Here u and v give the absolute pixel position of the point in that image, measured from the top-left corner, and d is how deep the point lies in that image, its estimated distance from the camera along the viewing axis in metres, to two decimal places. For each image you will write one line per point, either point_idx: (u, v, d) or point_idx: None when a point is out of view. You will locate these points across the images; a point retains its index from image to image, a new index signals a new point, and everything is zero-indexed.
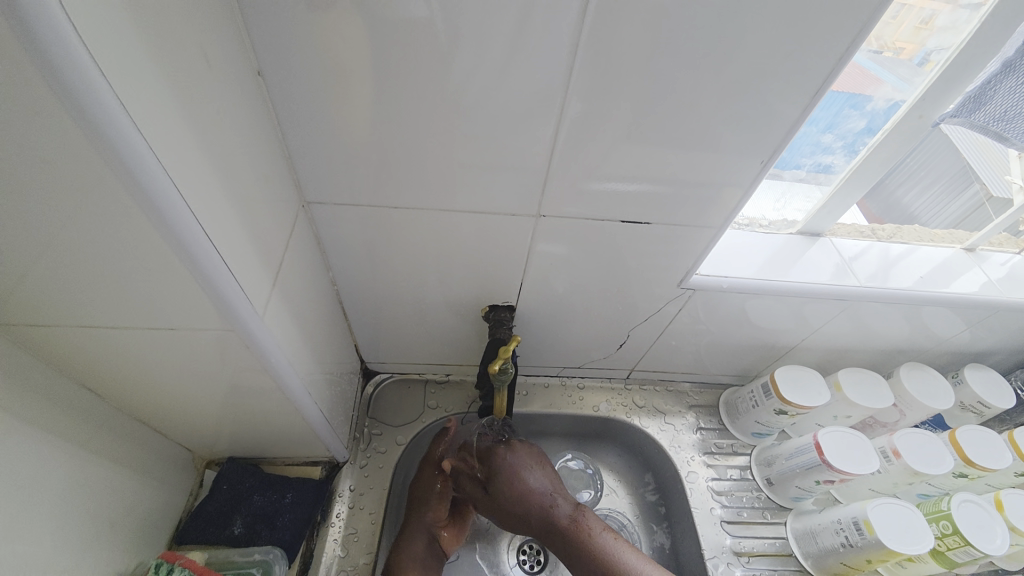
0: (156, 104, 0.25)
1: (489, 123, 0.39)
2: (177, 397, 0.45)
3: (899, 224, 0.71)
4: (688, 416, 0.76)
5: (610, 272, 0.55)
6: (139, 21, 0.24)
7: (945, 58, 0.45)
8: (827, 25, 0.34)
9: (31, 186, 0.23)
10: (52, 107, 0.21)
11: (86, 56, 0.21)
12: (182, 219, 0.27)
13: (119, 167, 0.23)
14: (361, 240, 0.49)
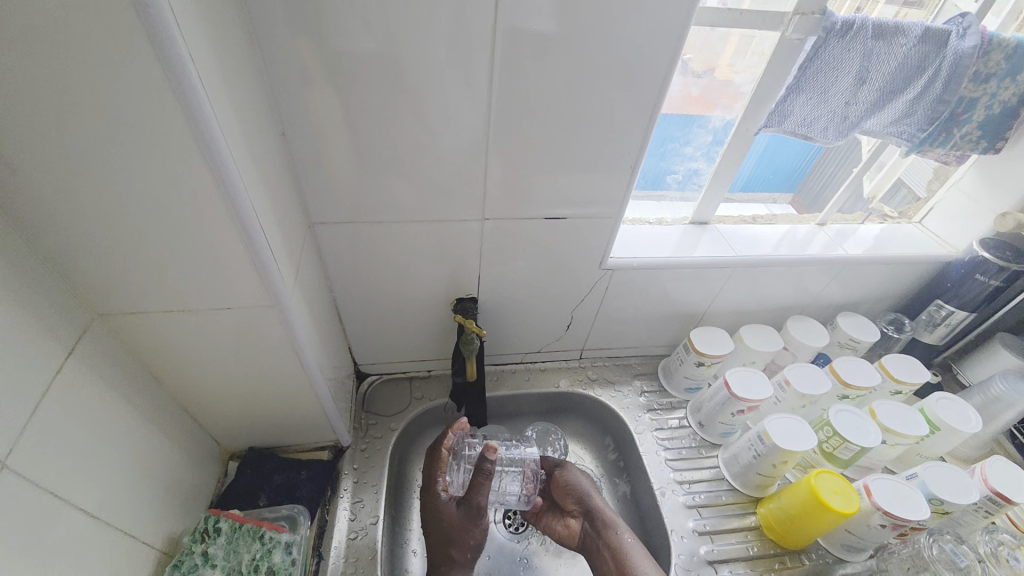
0: (238, 150, 0.40)
1: (442, 153, 0.56)
2: (218, 378, 0.57)
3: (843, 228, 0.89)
4: (634, 383, 0.92)
5: (547, 261, 0.71)
6: (232, 104, 0.39)
7: (749, 89, 0.66)
8: (653, 73, 0.52)
9: (160, 199, 0.38)
10: (181, 150, 0.35)
11: (215, 125, 0.36)
12: (249, 221, 0.41)
13: (221, 187, 0.38)
14: (353, 252, 0.64)
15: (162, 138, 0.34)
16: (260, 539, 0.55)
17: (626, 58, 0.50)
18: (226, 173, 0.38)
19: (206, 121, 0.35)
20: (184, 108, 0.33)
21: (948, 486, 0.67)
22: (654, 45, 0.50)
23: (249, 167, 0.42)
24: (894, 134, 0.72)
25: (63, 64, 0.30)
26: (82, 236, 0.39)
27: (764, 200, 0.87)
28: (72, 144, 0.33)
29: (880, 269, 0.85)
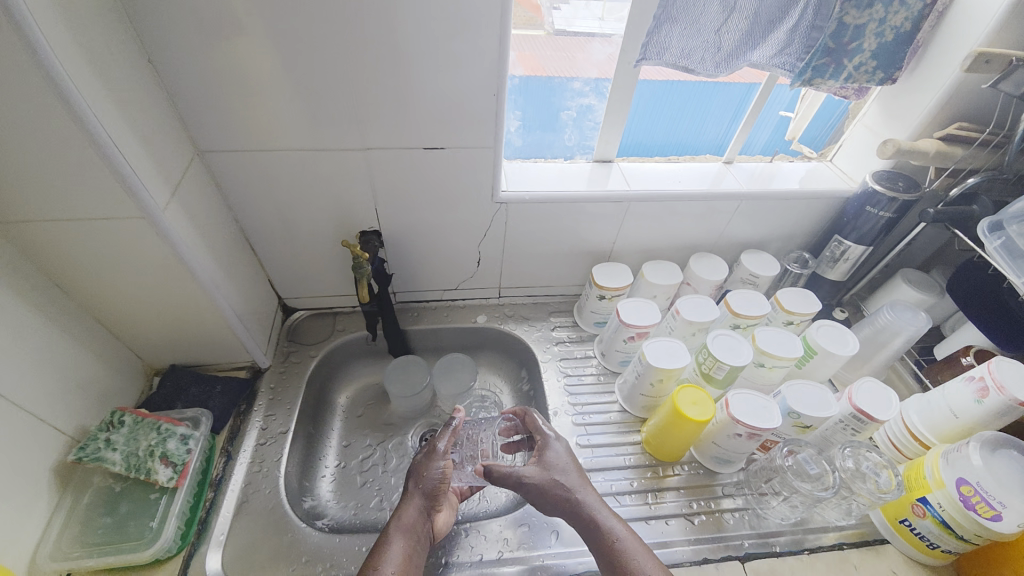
0: (78, 63, 0.44)
1: (310, 81, 0.59)
2: (120, 294, 0.63)
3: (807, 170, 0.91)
4: (549, 319, 0.97)
5: (438, 194, 0.75)
6: (66, 19, 0.43)
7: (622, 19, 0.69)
8: None
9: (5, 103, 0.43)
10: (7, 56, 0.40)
11: (36, 33, 0.40)
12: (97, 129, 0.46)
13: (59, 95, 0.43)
14: (248, 181, 0.69)
15: None
16: (157, 429, 0.63)
17: None
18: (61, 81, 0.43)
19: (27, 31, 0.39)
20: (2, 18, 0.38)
21: (804, 400, 0.70)
22: None
23: (96, 83, 0.47)
24: (779, 66, 0.72)
25: None
26: None
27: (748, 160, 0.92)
28: None
29: (780, 205, 0.87)
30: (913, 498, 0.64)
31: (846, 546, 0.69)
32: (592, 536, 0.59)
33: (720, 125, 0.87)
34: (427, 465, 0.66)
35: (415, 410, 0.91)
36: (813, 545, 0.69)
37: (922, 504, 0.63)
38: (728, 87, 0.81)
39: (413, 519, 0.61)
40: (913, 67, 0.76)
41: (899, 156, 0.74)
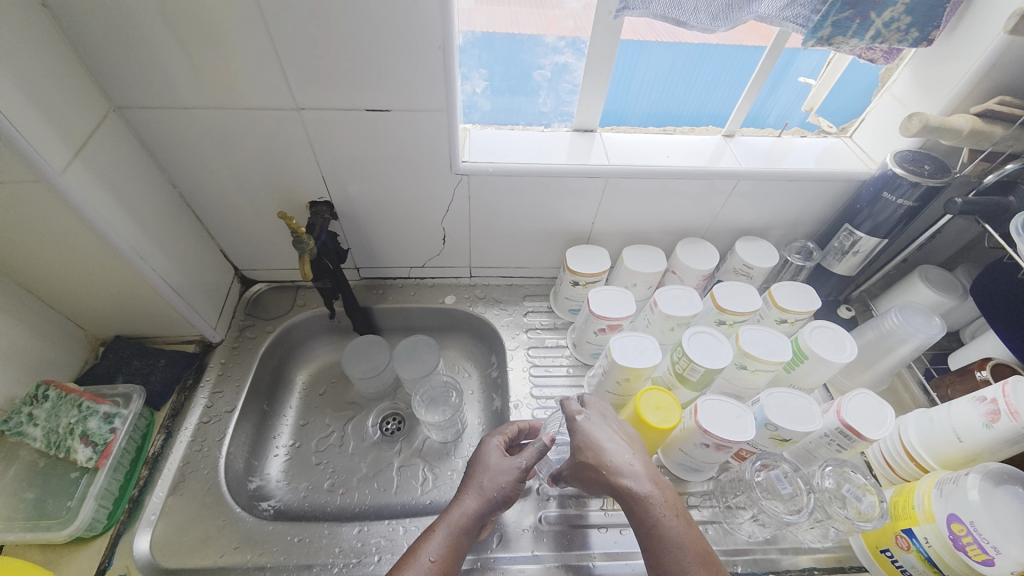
0: None
1: (223, 30, 0.51)
2: (37, 264, 0.59)
3: (822, 147, 0.80)
4: (523, 303, 0.90)
5: (389, 163, 0.68)
6: None
7: None
8: None
9: None
10: None
11: None
12: None
13: None
14: (179, 143, 0.63)
15: None
16: (78, 407, 0.61)
17: None
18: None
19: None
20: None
21: (785, 411, 0.63)
22: None
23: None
24: (789, 20, 0.61)
25: None
26: None
27: (752, 133, 0.81)
28: None
29: (786, 187, 0.77)
30: (898, 528, 0.58)
31: (818, 571, 0.63)
32: (640, 524, 0.50)
33: (729, 96, 0.77)
34: (500, 470, 0.58)
35: (376, 392, 0.87)
36: (784, 566, 0.63)
37: (908, 536, 0.56)
38: (734, 52, 0.70)
39: (468, 518, 0.54)
40: (953, 24, 0.63)
41: (925, 134, 0.62)
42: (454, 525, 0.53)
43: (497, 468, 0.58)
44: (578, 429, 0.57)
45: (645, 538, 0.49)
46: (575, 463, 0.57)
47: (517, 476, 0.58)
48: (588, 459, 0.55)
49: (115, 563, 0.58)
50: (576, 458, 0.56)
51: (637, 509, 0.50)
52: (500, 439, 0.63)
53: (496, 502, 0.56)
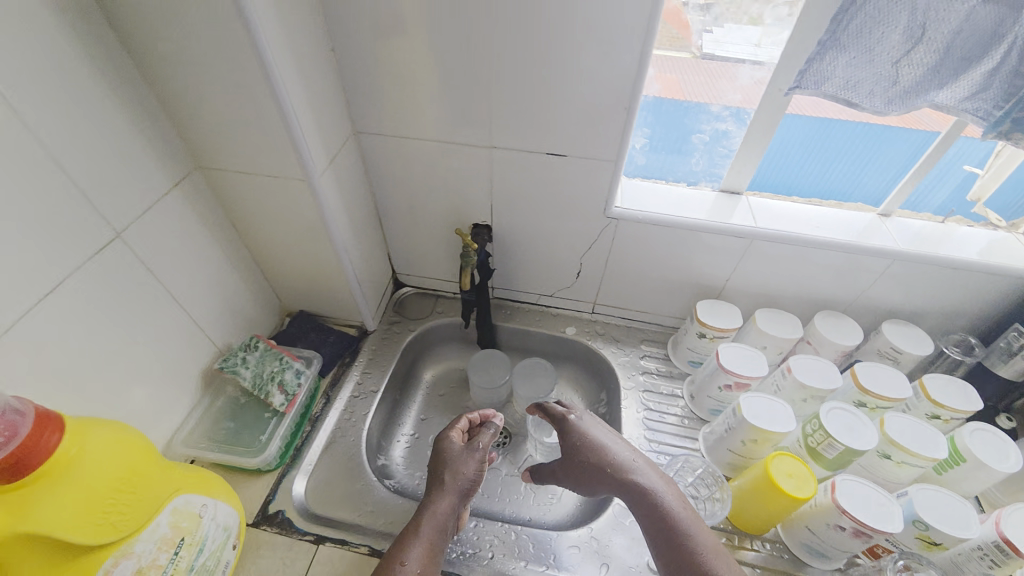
0: (286, 52, 0.54)
1: (455, 82, 0.65)
2: (274, 244, 0.76)
3: (991, 240, 0.75)
4: (640, 347, 0.93)
5: (551, 201, 0.77)
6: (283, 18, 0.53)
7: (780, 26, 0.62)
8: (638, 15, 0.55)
9: (231, 81, 0.54)
10: (243, 46, 0.50)
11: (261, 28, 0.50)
12: (289, 107, 0.56)
13: (268, 78, 0.53)
14: (389, 165, 0.78)
15: (228, 35, 0.49)
16: (279, 359, 0.75)
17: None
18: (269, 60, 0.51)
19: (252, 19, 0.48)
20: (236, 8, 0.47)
21: (936, 510, 0.59)
22: None
23: (294, 63, 0.56)
24: (969, 111, 0.60)
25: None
26: (191, 105, 0.57)
27: (908, 215, 0.79)
28: (179, 35, 0.50)
29: (947, 276, 0.74)
30: None
31: None
32: (642, 513, 0.57)
33: (888, 177, 0.76)
34: (463, 464, 0.63)
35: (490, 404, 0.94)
36: None
37: None
38: (903, 137, 0.71)
39: (445, 513, 0.59)
40: None
41: None
42: (435, 521, 0.58)
43: (460, 459, 0.64)
44: (574, 431, 0.66)
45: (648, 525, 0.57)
46: (571, 461, 0.65)
47: (480, 466, 0.64)
48: (587, 459, 0.63)
49: (278, 499, 0.69)
50: (576, 458, 0.64)
51: (646, 501, 0.58)
52: (458, 432, 0.68)
53: (464, 493, 0.62)
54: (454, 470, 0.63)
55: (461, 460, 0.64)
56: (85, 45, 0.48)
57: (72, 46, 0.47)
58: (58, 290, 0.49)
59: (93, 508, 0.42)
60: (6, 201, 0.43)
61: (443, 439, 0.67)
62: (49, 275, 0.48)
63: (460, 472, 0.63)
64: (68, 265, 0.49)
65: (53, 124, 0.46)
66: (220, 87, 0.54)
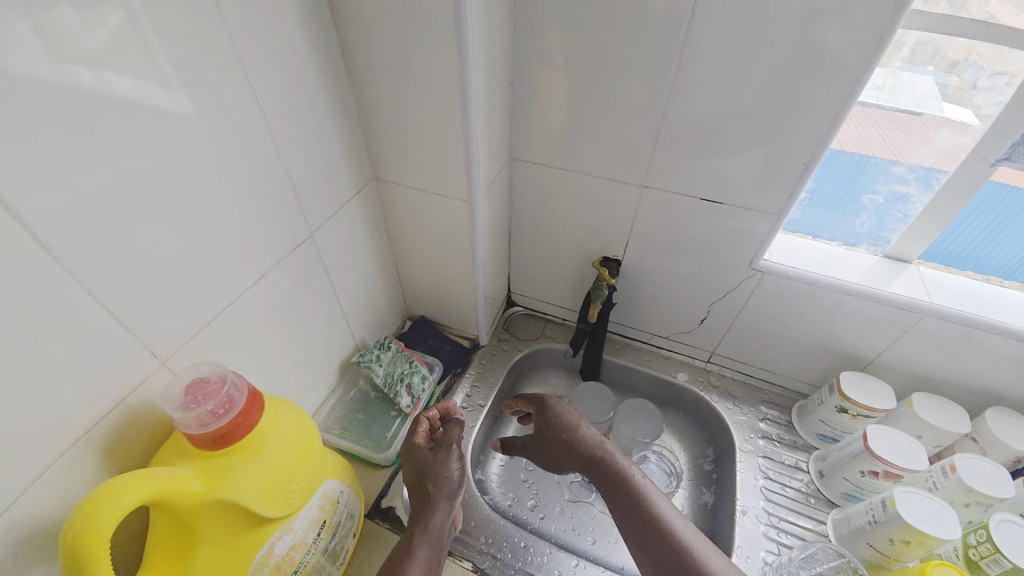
0: (483, 87, 0.58)
1: (623, 121, 0.66)
2: (418, 253, 0.80)
3: None
4: (760, 408, 0.87)
5: (693, 245, 0.75)
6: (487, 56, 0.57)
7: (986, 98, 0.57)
8: (846, 72, 0.52)
9: (432, 110, 0.58)
10: (453, 81, 0.54)
11: (473, 67, 0.53)
12: (475, 137, 0.59)
13: (465, 111, 0.56)
14: (533, 192, 0.80)
15: (443, 72, 0.54)
16: (409, 362, 0.79)
17: (813, 54, 0.52)
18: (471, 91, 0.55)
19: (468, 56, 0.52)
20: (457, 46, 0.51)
21: None
22: (848, 48, 0.51)
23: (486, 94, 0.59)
24: None
25: (403, 20, 0.51)
26: (385, 125, 0.63)
27: None
28: (397, 66, 0.55)
29: None
30: None
31: None
32: (624, 498, 0.63)
33: None
34: (445, 470, 0.65)
35: None
36: None
37: None
38: None
39: (444, 522, 0.62)
40: None
41: None
42: (433, 533, 0.60)
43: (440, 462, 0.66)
44: (556, 415, 0.72)
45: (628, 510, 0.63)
46: (554, 444, 0.71)
47: (460, 469, 0.66)
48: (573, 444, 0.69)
49: (390, 494, 0.71)
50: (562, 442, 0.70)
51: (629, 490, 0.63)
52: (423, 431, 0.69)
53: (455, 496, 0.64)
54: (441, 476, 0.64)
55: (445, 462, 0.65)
56: (321, 66, 0.54)
57: (313, 67, 0.53)
58: (264, 279, 0.55)
59: (277, 482, 0.45)
60: (246, 197, 0.50)
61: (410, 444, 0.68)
62: (261, 266, 0.54)
63: (447, 477, 0.64)
64: (274, 257, 0.56)
65: (287, 133, 0.53)
66: (419, 114, 0.59)
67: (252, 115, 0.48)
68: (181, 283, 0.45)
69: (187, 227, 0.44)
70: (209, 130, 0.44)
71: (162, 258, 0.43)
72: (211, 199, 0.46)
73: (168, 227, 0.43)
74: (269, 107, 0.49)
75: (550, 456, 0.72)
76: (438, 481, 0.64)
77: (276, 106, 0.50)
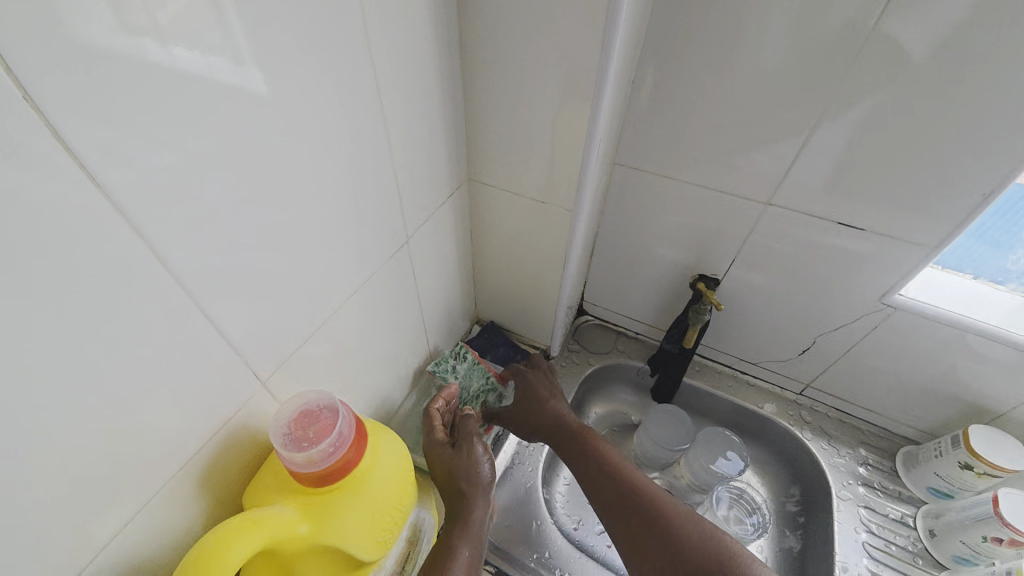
0: (616, 86, 0.53)
1: (757, 131, 0.58)
2: (503, 257, 0.76)
3: None
4: (858, 450, 0.80)
5: (811, 271, 0.68)
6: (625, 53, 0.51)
7: None
8: None
9: (556, 110, 0.53)
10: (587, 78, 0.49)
11: (614, 65, 0.48)
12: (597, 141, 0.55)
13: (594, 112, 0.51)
14: (632, 200, 0.73)
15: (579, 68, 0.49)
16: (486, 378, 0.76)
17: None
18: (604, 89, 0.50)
19: (611, 49, 0.46)
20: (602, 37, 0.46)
21: None
22: None
23: (617, 92, 0.53)
24: None
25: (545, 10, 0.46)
26: (496, 122, 0.58)
27: None
28: (526, 60, 0.51)
29: None
30: None
31: None
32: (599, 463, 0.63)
33: None
34: (473, 464, 0.60)
35: (654, 461, 0.86)
36: None
37: None
38: None
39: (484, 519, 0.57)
40: None
41: None
42: (475, 530, 0.55)
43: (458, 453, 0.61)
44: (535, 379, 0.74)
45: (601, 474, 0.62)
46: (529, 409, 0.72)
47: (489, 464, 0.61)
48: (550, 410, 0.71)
49: None
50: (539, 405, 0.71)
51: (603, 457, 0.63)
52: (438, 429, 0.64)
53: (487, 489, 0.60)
54: (466, 467, 0.60)
55: (468, 454, 0.61)
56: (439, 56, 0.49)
57: (432, 54, 0.48)
58: (365, 288, 0.52)
59: (379, 524, 0.41)
60: (361, 198, 0.46)
61: (429, 443, 0.63)
62: (362, 274, 0.51)
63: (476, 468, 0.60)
64: (373, 266, 0.52)
65: (402, 128, 0.48)
66: (540, 113, 0.54)
67: (373, 110, 0.43)
68: (298, 293, 0.42)
69: (307, 236, 0.41)
70: (338, 126, 0.40)
71: (280, 272, 0.39)
72: (331, 204, 0.43)
73: (292, 237, 0.39)
74: (389, 100, 0.45)
75: (525, 425, 0.72)
76: (465, 472, 0.59)
77: (397, 98, 0.45)
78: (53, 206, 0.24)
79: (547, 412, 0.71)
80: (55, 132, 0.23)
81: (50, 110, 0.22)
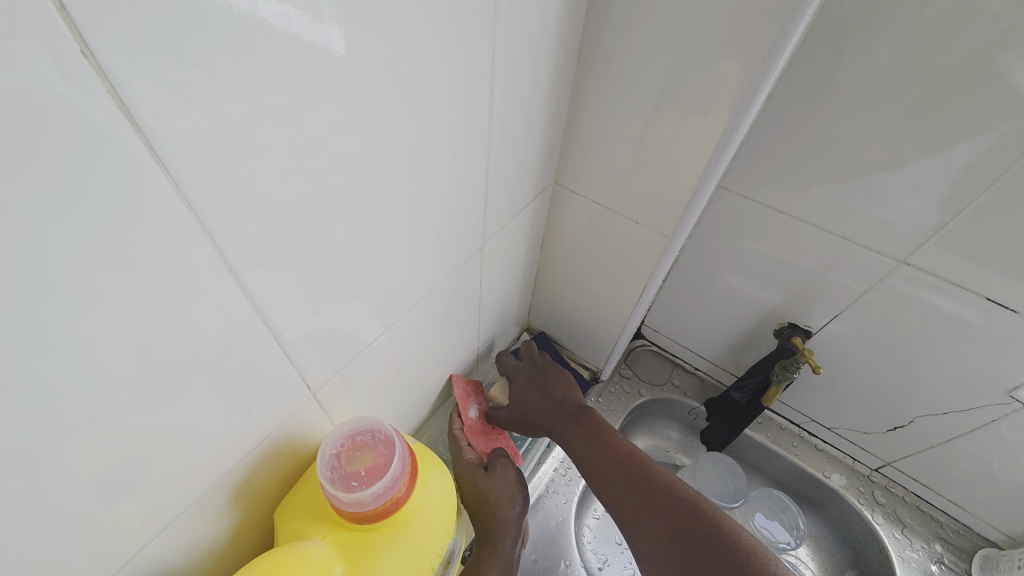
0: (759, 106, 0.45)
1: (908, 178, 0.49)
2: (572, 270, 0.70)
3: None
4: (932, 545, 0.71)
5: (928, 344, 0.59)
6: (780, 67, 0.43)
7: None
8: None
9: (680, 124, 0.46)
10: (731, 93, 0.42)
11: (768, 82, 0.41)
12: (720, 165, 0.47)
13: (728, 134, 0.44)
14: (727, 230, 0.65)
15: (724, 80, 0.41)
16: None
17: None
18: (745, 107, 0.42)
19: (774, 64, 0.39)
20: (766, 48, 0.38)
21: None
22: None
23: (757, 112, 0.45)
24: None
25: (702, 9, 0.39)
26: (603, 128, 0.51)
27: None
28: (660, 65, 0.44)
29: None
30: None
31: None
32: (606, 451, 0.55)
33: None
34: (504, 485, 0.53)
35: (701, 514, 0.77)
36: None
37: None
38: None
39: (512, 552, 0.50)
40: None
41: None
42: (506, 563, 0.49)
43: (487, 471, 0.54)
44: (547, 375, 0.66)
45: (607, 466, 0.54)
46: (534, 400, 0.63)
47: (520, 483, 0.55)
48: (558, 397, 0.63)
49: None
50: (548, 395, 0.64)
51: (612, 445, 0.55)
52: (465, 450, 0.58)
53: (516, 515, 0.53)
54: (495, 489, 0.52)
55: (500, 475, 0.54)
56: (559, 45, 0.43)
57: (552, 42, 0.42)
58: (432, 293, 0.47)
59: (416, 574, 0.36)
60: (446, 196, 0.41)
61: (458, 462, 0.57)
62: (433, 278, 0.46)
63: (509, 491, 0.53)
64: (444, 270, 0.47)
65: (502, 120, 0.42)
66: (660, 125, 0.47)
67: (478, 100, 0.37)
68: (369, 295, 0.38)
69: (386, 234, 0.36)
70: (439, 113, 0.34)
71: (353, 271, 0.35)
72: (418, 203, 0.38)
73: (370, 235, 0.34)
74: (497, 89, 0.39)
75: (527, 418, 0.63)
76: (496, 494, 0.52)
77: (504, 88, 0.39)
78: (107, 190, 0.19)
79: (556, 400, 0.63)
80: (119, 101, 0.18)
81: (118, 72, 0.17)
